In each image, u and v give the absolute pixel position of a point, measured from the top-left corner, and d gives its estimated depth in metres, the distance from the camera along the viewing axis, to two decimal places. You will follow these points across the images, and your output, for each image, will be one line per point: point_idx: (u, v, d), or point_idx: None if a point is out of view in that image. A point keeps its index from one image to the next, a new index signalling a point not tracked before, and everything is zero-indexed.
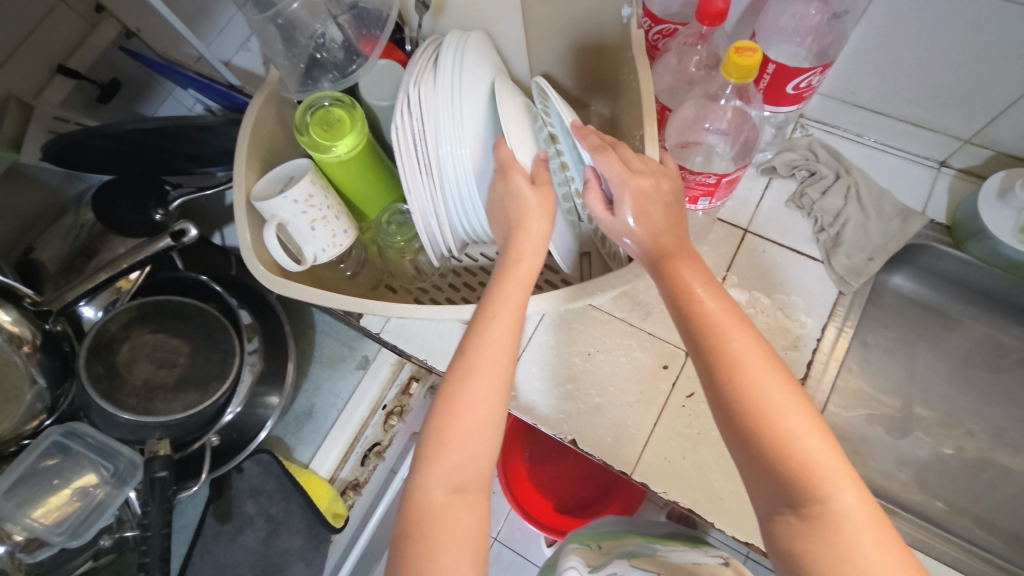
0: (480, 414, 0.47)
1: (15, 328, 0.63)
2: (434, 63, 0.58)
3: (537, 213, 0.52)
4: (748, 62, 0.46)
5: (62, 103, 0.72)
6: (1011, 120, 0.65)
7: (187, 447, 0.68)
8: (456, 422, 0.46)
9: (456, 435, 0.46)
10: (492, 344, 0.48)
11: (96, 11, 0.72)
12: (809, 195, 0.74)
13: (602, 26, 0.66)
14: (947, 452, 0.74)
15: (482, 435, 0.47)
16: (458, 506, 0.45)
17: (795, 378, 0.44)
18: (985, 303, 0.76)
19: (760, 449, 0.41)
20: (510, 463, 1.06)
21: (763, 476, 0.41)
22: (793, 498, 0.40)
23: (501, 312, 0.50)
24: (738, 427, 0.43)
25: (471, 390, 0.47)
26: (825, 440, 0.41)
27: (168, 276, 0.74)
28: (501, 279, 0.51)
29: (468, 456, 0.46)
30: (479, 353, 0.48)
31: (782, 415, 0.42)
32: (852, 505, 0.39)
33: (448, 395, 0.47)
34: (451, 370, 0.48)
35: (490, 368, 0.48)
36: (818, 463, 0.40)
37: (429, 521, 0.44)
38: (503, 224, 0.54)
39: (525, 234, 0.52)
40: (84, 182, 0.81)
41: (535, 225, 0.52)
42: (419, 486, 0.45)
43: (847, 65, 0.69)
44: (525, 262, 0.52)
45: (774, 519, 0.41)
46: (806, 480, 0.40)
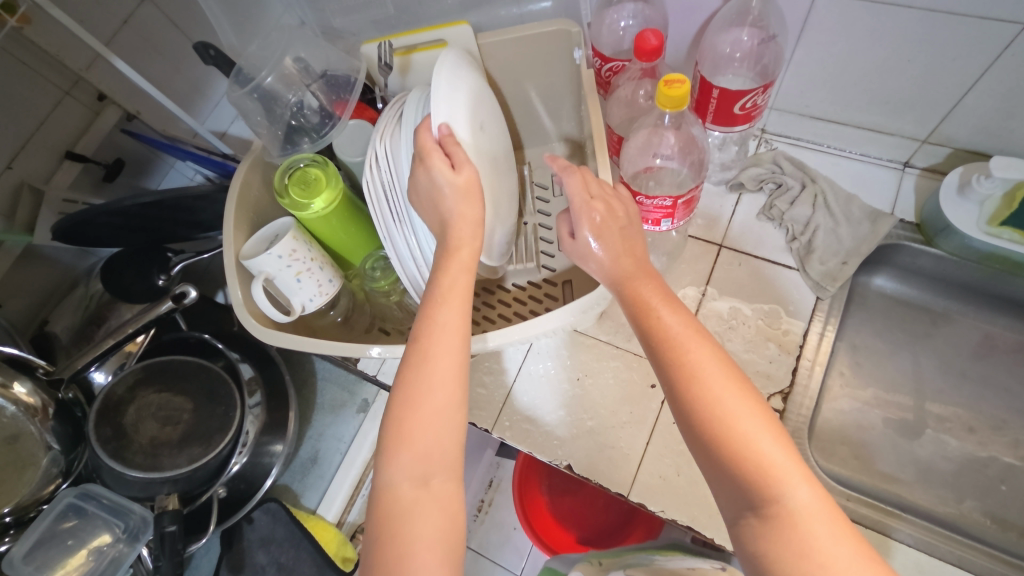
0: (439, 403, 0.48)
1: (31, 399, 0.67)
2: (400, 117, 0.63)
3: (461, 198, 0.54)
4: (678, 93, 0.50)
5: (71, 186, 0.78)
6: (960, 118, 0.67)
7: (195, 500, 0.70)
8: (414, 414, 0.48)
9: (415, 429, 0.47)
10: (445, 334, 0.50)
11: (98, 100, 0.79)
12: (778, 206, 0.76)
13: (556, 67, 0.72)
14: (952, 450, 0.73)
15: (440, 425, 0.48)
16: (425, 500, 0.46)
17: (751, 385, 0.45)
18: (970, 295, 0.76)
19: (716, 450, 0.43)
20: (529, 498, 1.05)
21: (721, 477, 0.43)
22: (752, 499, 0.41)
23: (451, 297, 0.52)
24: (698, 434, 0.44)
25: (427, 383, 0.48)
26: (779, 442, 0.42)
27: (172, 337, 0.79)
28: (443, 266, 0.53)
29: (431, 447, 0.47)
30: (434, 342, 0.50)
31: (734, 417, 0.43)
32: (807, 501, 0.40)
33: (408, 388, 0.49)
34: (408, 365, 0.49)
35: (446, 358, 0.49)
36: (772, 463, 0.41)
37: (398, 519, 0.45)
38: (436, 218, 0.56)
39: (461, 222, 0.55)
40: (95, 256, 0.87)
41: (467, 210, 0.55)
42: (386, 485, 0.47)
43: (794, 81, 0.72)
44: (466, 249, 0.54)
45: (739, 522, 0.42)
46: (761, 479, 0.41)
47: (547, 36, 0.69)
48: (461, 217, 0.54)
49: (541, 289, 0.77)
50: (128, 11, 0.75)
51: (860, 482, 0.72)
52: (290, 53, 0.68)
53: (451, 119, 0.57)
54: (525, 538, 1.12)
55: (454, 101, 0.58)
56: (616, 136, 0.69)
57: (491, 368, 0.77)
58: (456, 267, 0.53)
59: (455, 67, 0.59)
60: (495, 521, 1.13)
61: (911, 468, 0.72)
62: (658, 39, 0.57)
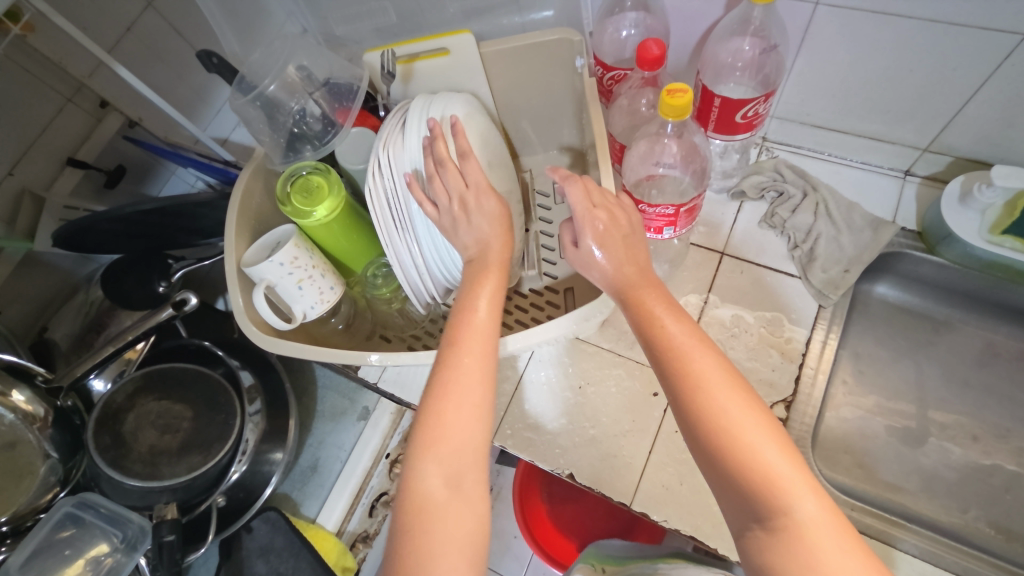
0: (475, 405, 0.48)
1: (29, 407, 0.66)
2: (403, 125, 0.64)
3: (498, 227, 0.56)
4: (681, 102, 0.50)
5: (72, 193, 0.78)
6: (961, 127, 0.67)
7: (193, 510, 0.70)
8: (449, 413, 0.47)
9: (448, 428, 0.47)
10: (479, 339, 0.50)
11: (100, 106, 0.79)
12: (780, 214, 0.76)
13: (557, 75, 0.73)
14: (955, 458, 0.72)
15: (474, 425, 0.47)
16: (457, 501, 0.45)
17: (756, 395, 0.45)
18: (971, 303, 0.76)
19: (722, 461, 0.43)
20: (529, 504, 1.04)
21: (727, 487, 0.42)
22: (758, 510, 0.41)
23: (488, 305, 0.53)
24: (705, 445, 0.44)
25: (461, 382, 0.48)
26: (785, 453, 0.42)
27: (173, 345, 0.79)
28: (477, 278, 0.54)
29: (465, 447, 0.46)
30: (473, 344, 0.50)
31: (742, 428, 0.43)
32: (813, 513, 0.39)
33: (441, 388, 0.48)
34: (443, 365, 0.49)
35: (483, 360, 0.50)
36: (778, 473, 0.41)
37: (429, 519, 0.44)
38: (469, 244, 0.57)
39: (497, 246, 0.56)
40: (95, 262, 0.87)
41: (500, 234, 0.56)
42: (414, 485, 0.45)
43: (794, 89, 0.72)
44: (497, 268, 0.55)
45: (745, 533, 0.42)
46: (767, 489, 0.40)
47: (550, 44, 0.69)
48: (497, 241, 0.56)
49: (543, 296, 0.77)
50: (130, 19, 0.75)
51: (864, 491, 0.71)
52: (293, 61, 0.68)
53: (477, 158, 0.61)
54: (525, 547, 1.11)
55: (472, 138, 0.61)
56: (618, 144, 0.70)
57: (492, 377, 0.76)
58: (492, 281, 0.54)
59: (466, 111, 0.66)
60: (496, 529, 1.13)
61: (915, 477, 0.72)
62: (660, 48, 0.57)
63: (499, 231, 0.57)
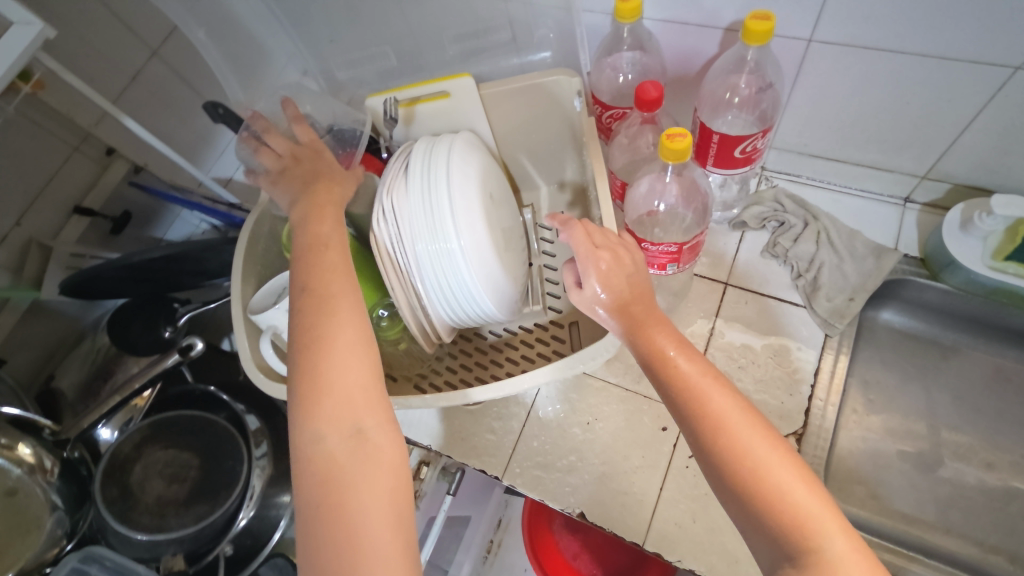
0: (346, 344, 0.48)
1: (36, 459, 0.66)
2: (405, 169, 0.66)
3: (335, 174, 0.62)
4: (680, 146, 0.50)
5: (78, 241, 0.79)
6: (958, 155, 0.68)
7: (201, 558, 0.68)
8: (325, 360, 0.47)
9: (329, 378, 0.47)
10: (333, 278, 0.52)
11: (107, 154, 0.80)
12: (782, 243, 0.77)
13: (556, 114, 0.74)
14: (969, 486, 0.71)
15: (355, 367, 0.48)
16: (360, 447, 0.45)
17: (779, 432, 0.44)
18: (977, 328, 0.76)
19: (748, 501, 0.42)
20: (539, 538, 1.01)
21: (755, 526, 0.42)
22: (789, 550, 0.40)
23: (327, 248, 0.55)
24: (730, 486, 0.43)
25: (329, 328, 0.49)
26: (812, 491, 0.41)
27: (177, 391, 0.77)
28: (319, 222, 0.57)
29: (349, 392, 0.47)
30: (331, 286, 0.52)
31: (767, 467, 0.42)
32: (845, 552, 0.39)
33: (319, 339, 0.48)
34: (306, 318, 0.50)
35: (345, 299, 0.51)
36: (805, 513, 0.40)
37: (337, 477, 0.44)
38: (303, 188, 0.60)
39: (334, 186, 0.61)
40: (101, 308, 0.87)
41: (338, 182, 0.61)
42: (313, 444, 0.45)
43: (791, 121, 0.73)
44: (333, 208, 0.58)
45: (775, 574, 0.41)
46: (795, 529, 0.40)
47: (549, 84, 0.70)
48: (336, 185, 0.61)
49: (548, 331, 0.77)
50: (136, 68, 0.77)
51: (880, 523, 0.70)
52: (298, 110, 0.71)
53: (468, 198, 0.64)
54: None
55: (466, 187, 0.64)
56: (619, 180, 0.70)
57: (499, 414, 0.76)
58: (325, 224, 0.57)
59: (465, 153, 0.67)
60: (504, 563, 1.11)
61: (931, 507, 0.71)
62: (658, 90, 0.58)
63: (323, 174, 0.61)
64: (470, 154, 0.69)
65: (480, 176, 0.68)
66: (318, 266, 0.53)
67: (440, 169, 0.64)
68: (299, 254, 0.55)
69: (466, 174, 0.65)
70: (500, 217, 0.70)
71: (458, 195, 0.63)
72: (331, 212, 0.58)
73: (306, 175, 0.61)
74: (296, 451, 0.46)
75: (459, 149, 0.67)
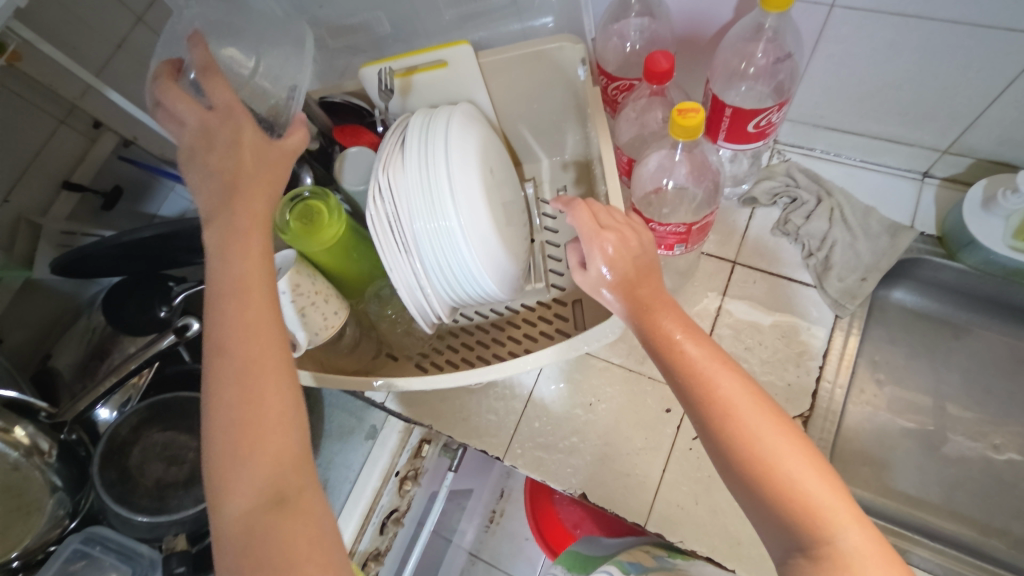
0: (273, 412, 0.44)
1: (31, 441, 0.65)
2: (402, 143, 0.63)
3: (261, 173, 0.52)
4: (692, 122, 0.47)
5: (69, 216, 0.77)
6: (983, 129, 0.65)
7: (204, 538, 0.67)
8: (251, 421, 0.44)
9: (253, 441, 0.43)
10: (249, 320, 0.46)
11: (94, 127, 0.78)
12: (793, 221, 0.74)
13: (560, 83, 0.70)
14: (976, 469, 0.71)
15: (281, 426, 0.44)
16: (286, 517, 0.42)
17: (789, 417, 0.43)
18: (991, 308, 0.74)
19: (759, 490, 0.41)
20: (539, 509, 1.02)
21: (767, 516, 0.41)
22: (801, 540, 0.39)
23: (240, 279, 0.47)
24: (740, 475, 0.42)
25: (252, 395, 0.44)
26: (825, 479, 0.40)
27: (176, 370, 0.78)
28: (231, 245, 0.48)
29: (275, 466, 0.43)
30: (252, 336, 0.46)
31: (777, 456, 0.41)
32: (859, 542, 0.38)
33: (240, 394, 0.44)
34: (226, 382, 0.44)
35: (269, 352, 0.46)
36: (817, 502, 0.39)
37: (261, 554, 0.41)
38: (218, 191, 0.50)
39: (256, 197, 0.51)
40: (97, 285, 0.85)
41: (260, 191, 0.51)
42: (235, 515, 0.42)
43: (807, 91, 0.69)
44: (255, 225, 0.49)
45: (788, 561, 0.40)
46: (808, 521, 0.39)
47: (550, 53, 0.67)
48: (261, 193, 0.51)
49: (551, 309, 0.76)
50: (121, 36, 0.74)
51: (883, 504, 0.70)
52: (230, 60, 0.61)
53: (468, 175, 0.61)
54: (537, 549, 1.10)
55: (466, 163, 0.62)
56: (626, 156, 0.67)
57: (500, 394, 0.75)
58: (244, 258, 0.48)
59: (464, 125, 0.64)
60: (507, 531, 1.11)
61: (937, 489, 0.70)
62: (669, 61, 0.55)
63: (248, 172, 0.51)
64: (469, 126, 0.66)
65: (480, 149, 0.65)
66: (236, 307, 0.46)
67: (437, 143, 0.61)
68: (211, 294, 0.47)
69: (466, 149, 0.63)
70: (501, 192, 0.67)
71: (458, 171, 0.60)
72: (255, 246, 0.49)
73: (224, 163, 0.50)
74: (216, 525, 0.43)
75: (458, 121, 0.64)
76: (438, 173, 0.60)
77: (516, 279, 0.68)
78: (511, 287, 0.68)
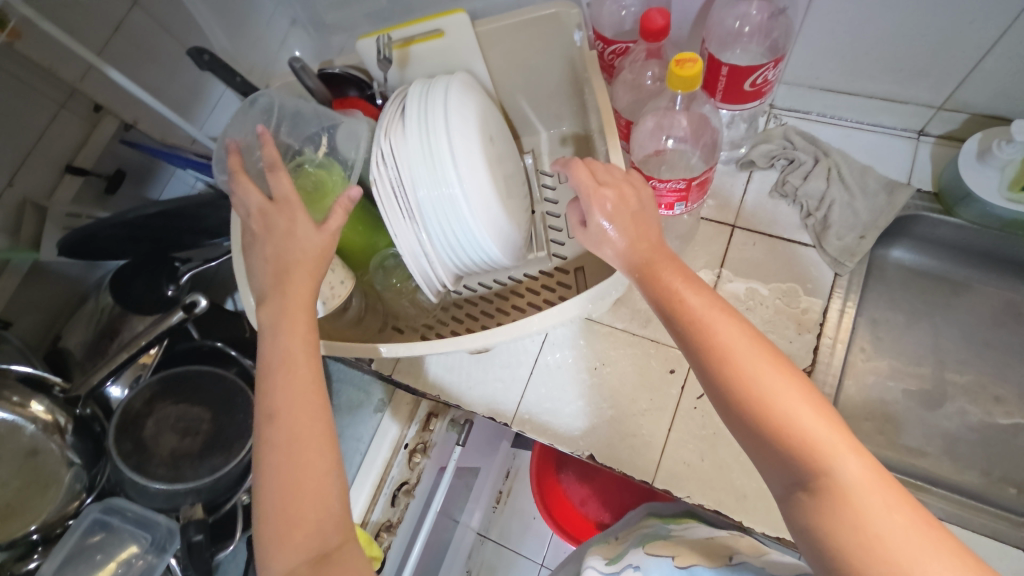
0: (315, 481, 0.46)
1: (50, 416, 0.68)
2: (402, 111, 0.63)
3: (309, 254, 0.53)
4: (690, 73, 0.48)
5: (74, 200, 0.77)
6: (977, 82, 0.65)
7: (220, 508, 0.69)
8: (295, 485, 0.46)
9: (295, 503, 0.45)
10: (294, 388, 0.48)
11: (95, 111, 0.78)
12: (791, 181, 0.74)
13: (558, 51, 0.71)
14: (977, 420, 0.72)
15: (323, 490, 0.46)
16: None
17: (786, 357, 0.44)
18: (989, 262, 0.75)
19: (760, 430, 0.42)
20: (546, 484, 1.02)
21: (770, 456, 0.41)
22: (802, 475, 0.40)
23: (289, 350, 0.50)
24: (741, 416, 0.43)
25: (297, 469, 0.46)
26: (820, 415, 0.41)
27: (185, 347, 0.78)
28: (282, 322, 0.51)
29: (316, 533, 0.45)
30: (298, 408, 0.48)
31: (775, 395, 0.42)
32: (856, 471, 0.39)
33: (283, 458, 0.46)
34: (270, 459, 0.46)
35: (314, 422, 0.48)
36: (814, 436, 0.40)
37: None
38: (271, 270, 0.53)
39: (302, 281, 0.52)
40: (102, 269, 0.86)
41: (305, 271, 0.53)
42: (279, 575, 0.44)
43: (803, 52, 0.70)
44: (302, 307, 0.51)
45: (789, 498, 0.41)
46: (808, 455, 0.40)
47: (546, 19, 0.68)
48: (305, 271, 0.53)
49: (553, 278, 0.76)
50: (118, 18, 0.73)
51: (886, 457, 0.71)
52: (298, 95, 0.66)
53: (469, 142, 0.62)
54: (545, 525, 1.12)
55: (467, 129, 0.62)
56: (625, 119, 0.68)
57: (506, 361, 0.76)
58: (289, 339, 0.50)
59: (463, 92, 0.65)
60: (515, 510, 1.14)
61: (939, 442, 0.71)
62: (665, 18, 0.55)
63: (296, 262, 0.53)
64: (467, 94, 0.66)
65: (479, 116, 0.65)
66: (283, 376, 0.49)
67: (436, 109, 0.62)
68: (260, 374, 0.50)
69: (466, 116, 0.63)
70: (501, 159, 0.68)
71: (459, 135, 0.61)
72: (301, 320, 0.51)
73: (278, 250, 0.53)
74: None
75: (457, 88, 0.65)
76: (439, 138, 0.60)
77: (518, 246, 0.69)
78: (514, 254, 0.69)
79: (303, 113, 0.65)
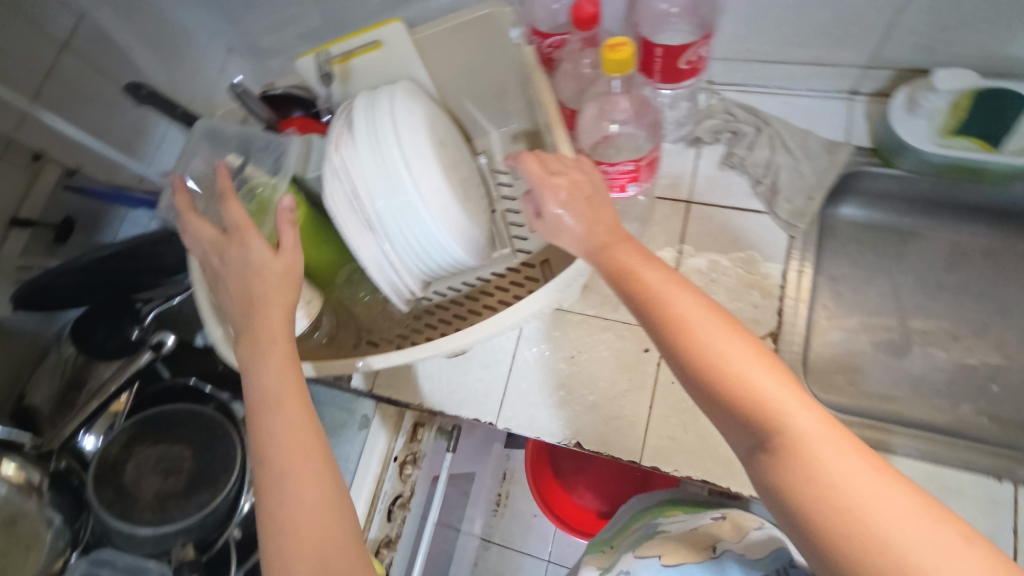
0: (313, 503, 0.44)
1: (21, 476, 0.64)
2: (350, 125, 0.63)
3: (276, 278, 0.53)
4: (622, 56, 0.50)
5: (23, 252, 0.74)
6: (897, 39, 0.68)
7: (212, 545, 0.69)
8: (291, 510, 0.44)
9: (295, 528, 0.43)
10: (282, 413, 0.48)
11: (34, 159, 0.72)
12: (737, 153, 0.77)
13: (496, 50, 0.71)
14: (941, 360, 0.75)
15: (321, 511, 0.44)
16: None
17: (743, 324, 0.44)
18: (932, 209, 0.78)
19: (716, 393, 0.41)
20: (543, 485, 1.02)
21: (727, 418, 0.41)
22: (757, 435, 0.39)
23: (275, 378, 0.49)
24: (699, 382, 0.42)
25: (293, 493, 0.44)
26: (773, 374, 0.40)
27: (157, 389, 0.78)
28: (258, 349, 0.51)
29: (317, 556, 0.43)
30: (288, 431, 0.47)
31: (727, 358, 0.41)
32: (809, 425, 0.37)
33: (279, 483, 0.45)
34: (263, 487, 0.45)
35: (304, 444, 0.47)
36: (766, 395, 0.39)
37: None
38: (240, 300, 0.53)
39: (269, 306, 0.52)
40: (61, 320, 0.84)
41: (277, 296, 0.53)
42: None
43: (732, 27, 0.72)
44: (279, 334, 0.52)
45: (750, 460, 0.40)
46: (760, 413, 0.39)
47: (480, 21, 0.69)
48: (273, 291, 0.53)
49: (520, 274, 0.77)
50: (48, 63, 0.70)
51: (860, 407, 0.73)
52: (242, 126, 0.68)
53: (420, 147, 0.62)
54: (547, 522, 1.12)
55: (417, 134, 0.62)
56: (570, 109, 0.69)
57: (484, 361, 0.77)
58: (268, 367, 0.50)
59: (409, 98, 0.65)
60: (515, 511, 1.13)
61: (907, 386, 0.74)
62: (593, 7, 0.59)
63: (265, 288, 0.53)
64: (413, 100, 0.66)
65: (426, 120, 0.66)
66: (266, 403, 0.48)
67: (383, 117, 0.62)
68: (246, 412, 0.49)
69: (414, 122, 0.63)
70: (455, 162, 0.69)
71: (410, 141, 0.61)
72: (279, 345, 0.51)
73: (241, 281, 0.53)
74: None
75: (403, 95, 0.65)
76: (389, 147, 0.61)
77: (478, 244, 0.69)
78: (478, 253, 0.69)
79: (252, 136, 0.67)
